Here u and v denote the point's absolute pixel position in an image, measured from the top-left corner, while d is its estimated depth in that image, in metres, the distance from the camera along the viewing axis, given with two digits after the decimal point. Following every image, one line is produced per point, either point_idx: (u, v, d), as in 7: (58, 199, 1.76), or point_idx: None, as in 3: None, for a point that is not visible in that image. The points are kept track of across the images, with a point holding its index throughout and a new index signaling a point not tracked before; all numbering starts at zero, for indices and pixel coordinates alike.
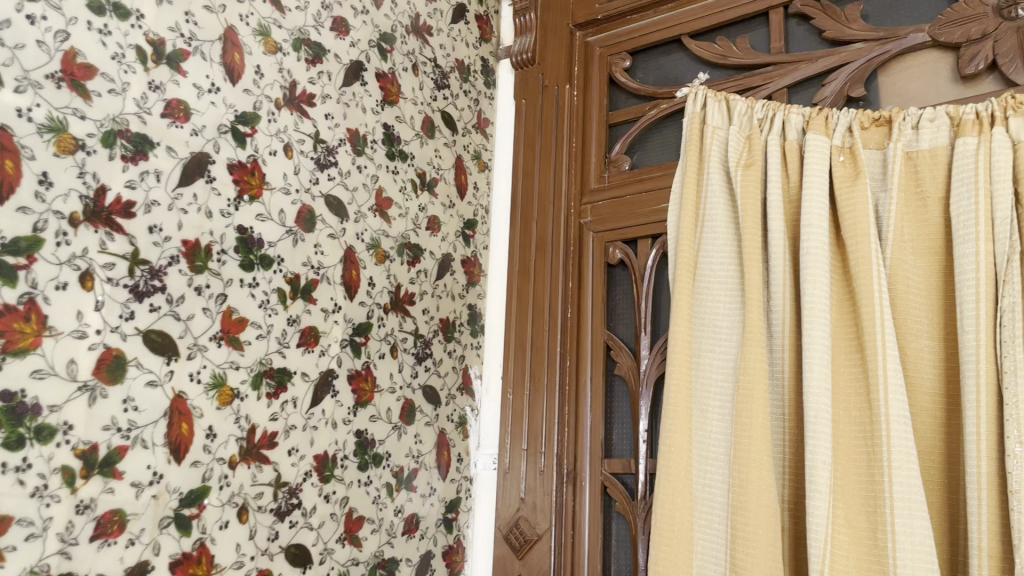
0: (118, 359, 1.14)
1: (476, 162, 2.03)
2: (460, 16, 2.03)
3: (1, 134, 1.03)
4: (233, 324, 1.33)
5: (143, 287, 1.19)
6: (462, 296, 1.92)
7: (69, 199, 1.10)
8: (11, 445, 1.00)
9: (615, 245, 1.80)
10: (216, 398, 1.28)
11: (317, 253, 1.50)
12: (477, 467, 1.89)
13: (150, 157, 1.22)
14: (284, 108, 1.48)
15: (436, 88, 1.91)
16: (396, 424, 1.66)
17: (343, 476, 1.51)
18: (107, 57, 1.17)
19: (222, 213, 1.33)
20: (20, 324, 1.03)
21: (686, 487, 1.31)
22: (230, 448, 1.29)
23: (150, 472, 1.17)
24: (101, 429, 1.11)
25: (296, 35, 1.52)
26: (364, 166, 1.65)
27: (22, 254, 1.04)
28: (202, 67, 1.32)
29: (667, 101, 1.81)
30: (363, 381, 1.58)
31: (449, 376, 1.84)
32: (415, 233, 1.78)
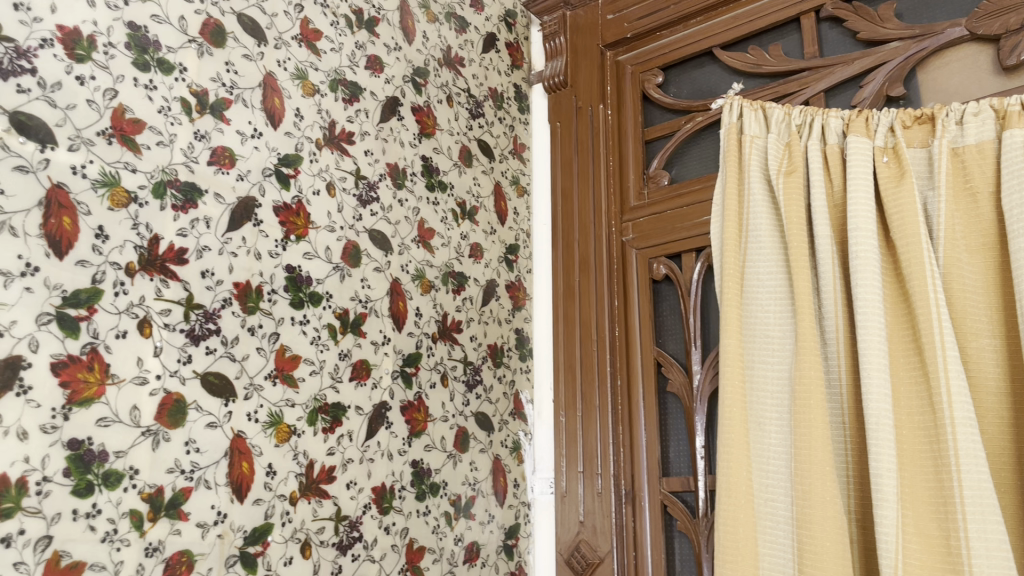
0: (178, 403, 1.17)
1: (515, 188, 2.04)
2: (490, 44, 2.05)
3: (58, 193, 1.08)
4: (287, 362, 1.35)
5: (198, 330, 1.22)
6: (509, 320, 1.92)
7: (125, 250, 1.14)
8: (81, 492, 1.04)
9: (659, 260, 1.78)
10: (274, 435, 1.30)
11: (363, 287, 1.52)
12: (534, 492, 1.88)
13: (199, 205, 1.26)
14: (325, 147, 1.51)
15: (472, 117, 1.93)
16: (450, 452, 1.66)
17: (401, 506, 1.51)
18: (154, 111, 1.22)
19: (271, 253, 1.36)
20: (84, 374, 1.06)
21: (748, 502, 1.29)
22: (290, 484, 1.31)
23: (215, 512, 1.19)
24: (165, 472, 1.14)
25: (332, 76, 1.55)
26: (405, 199, 1.67)
27: (82, 305, 1.08)
28: (244, 114, 1.36)
29: (703, 113, 1.80)
30: (415, 412, 1.59)
31: (500, 402, 1.84)
32: (459, 261, 1.80)
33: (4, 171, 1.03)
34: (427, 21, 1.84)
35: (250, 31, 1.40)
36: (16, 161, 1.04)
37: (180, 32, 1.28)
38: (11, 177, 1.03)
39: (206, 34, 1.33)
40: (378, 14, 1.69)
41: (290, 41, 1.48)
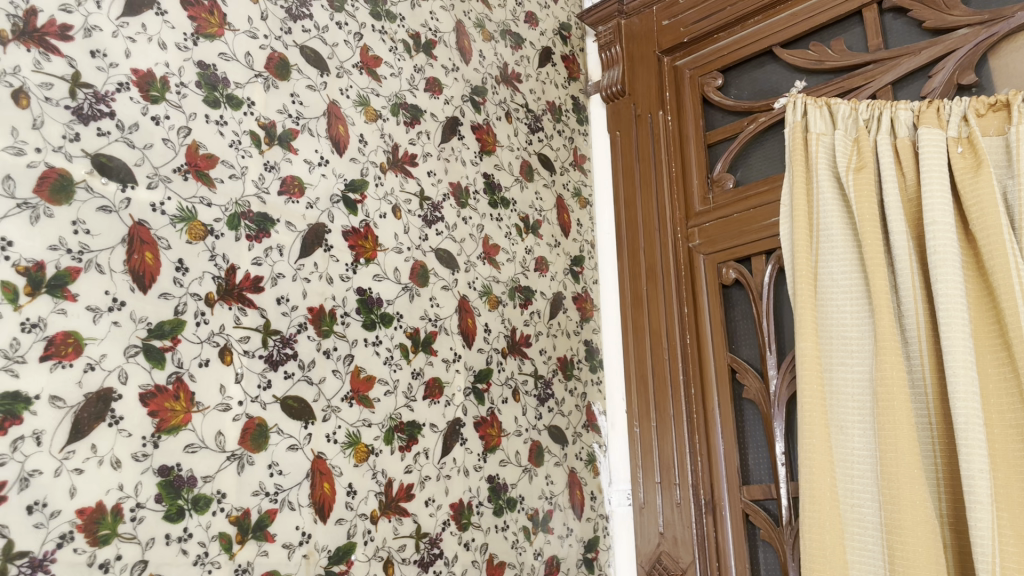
0: (260, 428, 1.20)
1: (577, 199, 2.04)
2: (546, 58, 2.06)
3: (140, 229, 1.13)
4: (362, 383, 1.37)
5: (276, 355, 1.25)
6: (577, 332, 1.92)
7: (204, 281, 1.18)
8: (172, 517, 1.07)
9: (728, 265, 1.76)
10: (353, 455, 1.32)
11: (432, 306, 1.54)
12: (612, 505, 1.86)
13: (272, 233, 1.29)
14: (389, 170, 1.53)
15: (531, 132, 1.94)
16: (526, 467, 1.67)
17: (480, 522, 1.52)
18: (225, 145, 1.26)
19: (342, 277, 1.39)
20: (171, 403, 1.11)
21: (834, 510, 1.26)
22: (370, 503, 1.33)
23: (299, 533, 1.22)
24: (251, 495, 1.17)
25: (393, 101, 1.58)
26: (469, 217, 1.69)
27: (166, 336, 1.12)
28: (311, 143, 1.40)
29: (765, 113, 1.78)
30: (489, 427, 1.60)
31: (573, 414, 1.84)
32: (525, 276, 1.80)
33: (90, 211, 1.08)
34: (483, 40, 1.86)
35: (313, 62, 1.44)
36: (100, 202, 1.09)
37: (247, 68, 1.33)
38: (96, 217, 1.08)
39: (271, 68, 1.37)
40: (435, 36, 1.72)
41: (351, 69, 1.51)
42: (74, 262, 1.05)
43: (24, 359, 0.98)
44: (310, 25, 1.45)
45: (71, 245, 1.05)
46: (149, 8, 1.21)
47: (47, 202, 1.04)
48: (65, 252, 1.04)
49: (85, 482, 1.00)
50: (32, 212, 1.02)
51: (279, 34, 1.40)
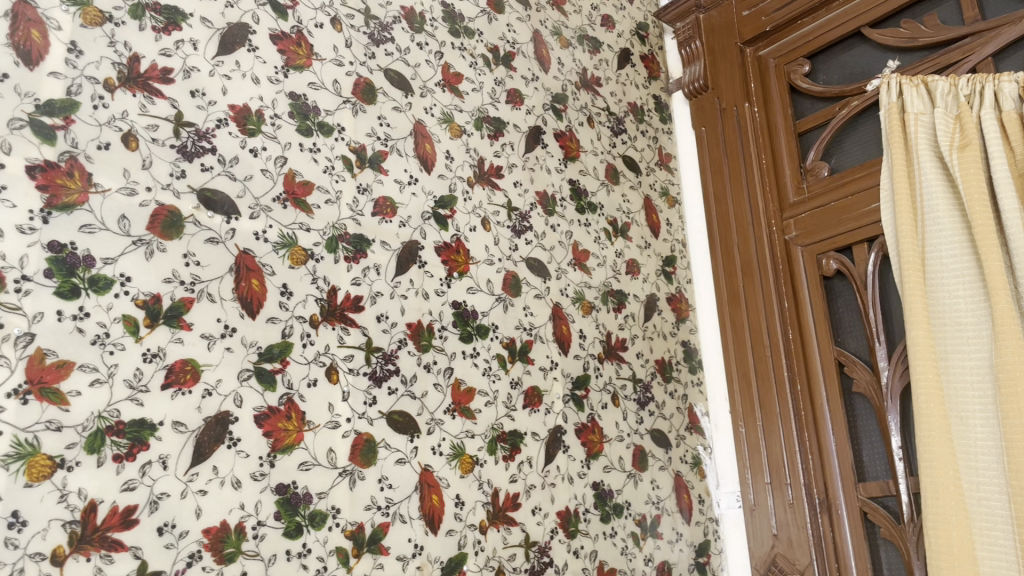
0: (368, 443, 1.23)
1: (665, 199, 2.01)
2: (625, 60, 2.05)
3: (245, 258, 1.18)
4: (463, 395, 1.39)
5: (380, 372, 1.28)
6: (674, 334, 1.88)
7: (308, 303, 1.23)
8: (292, 533, 1.11)
9: (828, 255, 1.71)
10: (458, 467, 1.34)
11: (527, 315, 1.55)
12: (721, 507, 1.81)
13: (368, 254, 1.33)
14: (476, 184, 1.55)
15: (614, 134, 1.93)
16: (631, 472, 1.65)
17: (587, 529, 1.52)
18: (320, 171, 1.30)
19: (437, 292, 1.41)
20: (284, 423, 1.15)
21: (958, 492, 1.28)
22: (478, 513, 1.35)
23: (412, 545, 1.24)
24: (364, 509, 1.20)
25: (476, 115, 1.60)
26: (557, 224, 1.69)
27: (276, 359, 1.17)
28: (400, 163, 1.43)
29: (858, 97, 1.72)
30: (591, 433, 1.59)
31: (675, 417, 1.80)
32: (617, 280, 1.79)
33: (198, 244, 1.13)
34: (561, 47, 1.86)
35: (397, 84, 1.47)
36: (207, 234, 1.15)
37: (336, 95, 1.37)
38: (204, 248, 1.14)
39: (358, 93, 1.41)
40: (513, 48, 1.74)
41: (434, 88, 1.54)
42: (187, 292, 1.10)
43: (147, 388, 1.03)
44: (392, 48, 1.49)
45: (183, 277, 1.10)
46: (241, 45, 1.26)
47: (159, 238, 1.09)
48: (179, 283, 1.10)
49: (209, 502, 1.05)
50: (146, 248, 1.08)
51: (363, 59, 1.44)
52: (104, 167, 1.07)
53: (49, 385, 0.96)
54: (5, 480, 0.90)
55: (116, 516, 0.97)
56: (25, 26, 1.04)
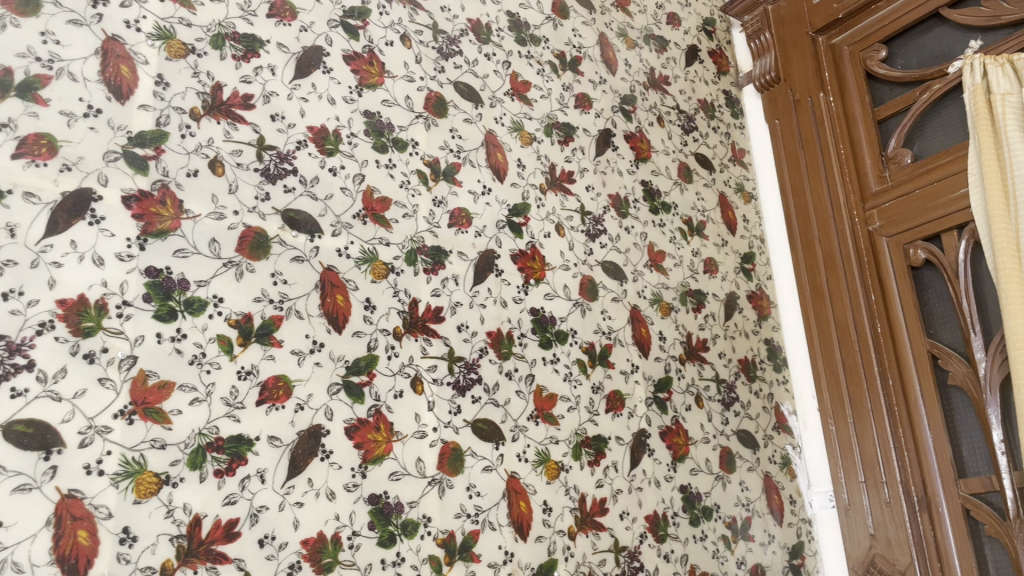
0: (455, 451, 1.25)
1: (740, 195, 1.97)
2: (693, 57, 2.03)
3: (330, 274, 1.21)
4: (545, 401, 1.39)
5: (463, 381, 1.30)
6: (756, 332, 1.85)
7: (391, 316, 1.25)
8: (386, 542, 1.14)
9: (916, 245, 1.65)
10: (544, 473, 1.35)
11: (605, 319, 1.55)
12: (813, 508, 1.77)
13: (446, 265, 1.35)
14: (549, 191, 1.56)
15: (685, 132, 1.90)
16: (718, 474, 1.62)
17: (677, 533, 1.50)
18: (396, 186, 1.33)
19: (515, 299, 1.42)
20: (373, 434, 1.17)
21: None
22: (566, 519, 1.35)
23: (503, 552, 1.25)
24: (454, 517, 1.22)
25: (546, 121, 1.61)
26: (631, 226, 1.68)
27: (363, 372, 1.19)
28: (474, 174, 1.45)
29: (940, 80, 1.66)
30: (676, 436, 1.57)
31: (761, 417, 1.76)
32: (695, 279, 1.76)
33: (285, 263, 1.17)
34: (627, 49, 1.85)
35: (467, 95, 1.49)
36: (293, 253, 1.18)
37: (408, 111, 1.39)
38: (291, 267, 1.17)
39: (430, 107, 1.43)
40: (579, 52, 1.74)
41: (504, 98, 1.55)
42: (276, 310, 1.14)
43: (243, 405, 1.07)
44: (460, 61, 1.51)
45: (272, 295, 1.14)
46: (316, 68, 1.30)
47: (248, 259, 1.13)
48: (268, 302, 1.13)
49: (306, 514, 1.08)
50: (236, 269, 1.12)
51: (433, 74, 1.46)
52: (194, 194, 1.11)
53: (152, 405, 1.00)
54: (115, 497, 0.95)
55: (220, 530, 1.01)
56: (115, 62, 1.10)
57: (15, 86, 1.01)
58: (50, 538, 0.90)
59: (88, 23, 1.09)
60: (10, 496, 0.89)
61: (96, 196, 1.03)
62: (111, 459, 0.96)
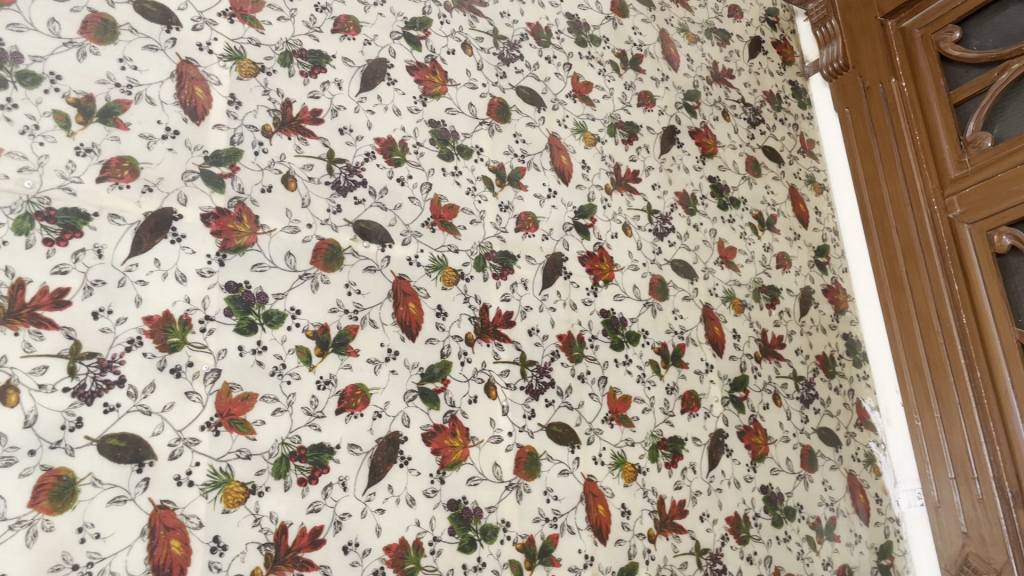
0: (531, 455, 1.25)
1: (811, 186, 1.93)
2: (756, 48, 1.99)
3: (401, 283, 1.22)
4: (619, 403, 1.38)
5: (536, 385, 1.30)
6: (834, 327, 1.80)
7: (462, 322, 1.26)
8: (466, 548, 1.14)
9: (1000, 231, 1.59)
10: (621, 475, 1.33)
11: (677, 318, 1.52)
12: (901, 506, 1.71)
13: (515, 269, 1.35)
14: (614, 191, 1.55)
15: (752, 126, 1.87)
16: (800, 473, 1.58)
17: (760, 535, 1.47)
18: (463, 193, 1.34)
19: (585, 301, 1.41)
20: (449, 440, 1.18)
21: None
22: (645, 522, 1.33)
23: (583, 555, 1.25)
24: (532, 521, 1.22)
25: (609, 121, 1.60)
26: (700, 223, 1.66)
27: (437, 378, 1.20)
28: (539, 177, 1.45)
29: (1018, 59, 1.60)
30: (754, 435, 1.54)
31: (842, 414, 1.72)
32: (768, 274, 1.73)
33: (358, 273, 1.18)
34: (689, 44, 1.83)
35: (529, 100, 1.49)
36: (365, 263, 1.20)
37: (472, 118, 1.40)
38: (364, 277, 1.19)
39: (493, 113, 1.44)
40: (640, 50, 1.72)
41: (566, 100, 1.55)
42: (351, 320, 1.16)
43: (323, 413, 1.09)
44: (522, 66, 1.51)
45: (347, 306, 1.16)
46: (381, 80, 1.32)
47: (322, 271, 1.15)
48: (343, 312, 1.15)
49: (388, 520, 1.09)
50: (312, 281, 1.14)
51: (495, 80, 1.46)
52: (269, 209, 1.14)
53: (237, 416, 1.03)
54: (205, 507, 0.98)
55: (305, 537, 1.03)
56: (189, 84, 1.13)
57: (97, 112, 1.05)
58: (145, 548, 0.93)
59: (163, 48, 1.13)
60: (107, 508, 0.92)
61: (177, 215, 1.06)
62: (200, 470, 0.99)
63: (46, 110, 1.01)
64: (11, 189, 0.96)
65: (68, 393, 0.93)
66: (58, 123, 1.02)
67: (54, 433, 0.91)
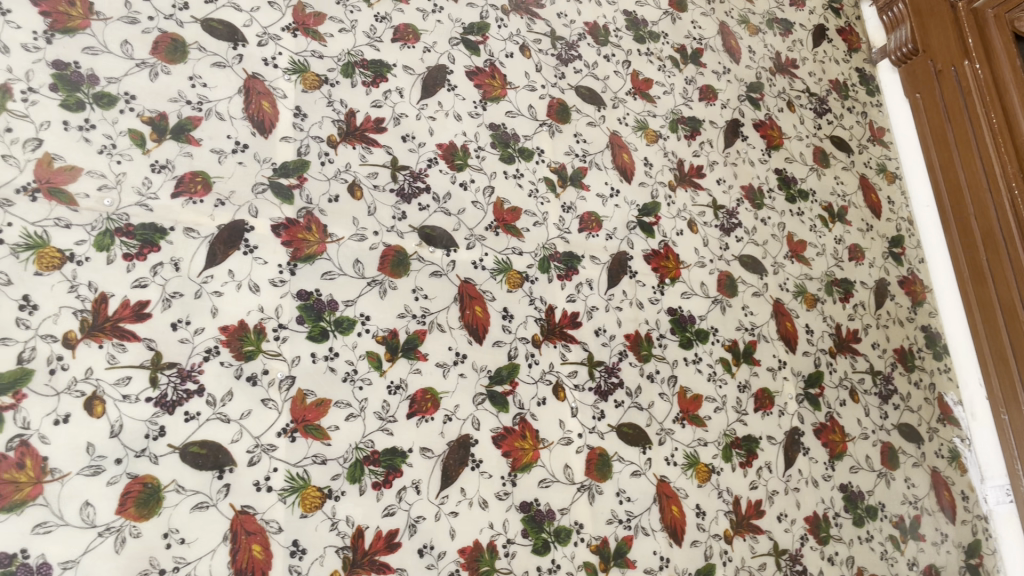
0: (602, 457, 1.24)
1: (883, 175, 1.87)
2: (820, 36, 1.94)
3: (468, 287, 1.23)
4: (690, 403, 1.36)
5: (605, 385, 1.29)
6: (912, 319, 1.74)
7: (529, 324, 1.26)
8: (540, 550, 1.14)
9: None
10: (695, 476, 1.31)
11: (747, 315, 1.50)
12: (989, 503, 1.64)
13: (580, 270, 1.34)
14: (678, 187, 1.53)
15: (818, 116, 1.82)
16: (880, 471, 1.54)
17: (840, 535, 1.43)
18: (525, 195, 1.34)
19: (651, 300, 1.40)
20: (520, 442, 1.18)
21: None
22: (722, 523, 1.31)
23: (658, 557, 1.24)
24: (606, 523, 1.21)
25: (671, 117, 1.58)
26: (768, 217, 1.62)
27: (506, 381, 1.20)
28: (601, 176, 1.44)
29: None
30: (831, 433, 1.50)
31: (923, 409, 1.66)
32: (840, 267, 1.68)
33: (424, 278, 1.19)
34: (750, 35, 1.80)
35: (589, 99, 1.49)
36: (431, 268, 1.21)
37: (532, 120, 1.40)
38: (430, 282, 1.20)
39: (553, 114, 1.43)
40: (700, 44, 1.70)
41: (626, 98, 1.54)
42: (419, 325, 1.16)
43: (395, 418, 1.10)
44: (581, 65, 1.50)
45: (415, 311, 1.17)
46: (441, 86, 1.33)
47: (390, 277, 1.17)
48: (411, 317, 1.16)
49: (461, 523, 1.10)
50: (380, 287, 1.15)
51: (554, 81, 1.46)
52: (336, 218, 1.16)
53: (312, 422, 1.05)
54: (284, 511, 1.00)
55: (381, 541, 1.04)
56: (257, 99, 1.16)
57: (170, 129, 1.08)
58: (228, 553, 0.95)
59: (230, 64, 1.16)
60: (190, 513, 0.94)
61: (249, 227, 1.09)
62: (278, 476, 1.01)
63: (122, 129, 1.05)
64: (92, 207, 1.00)
65: (151, 402, 0.96)
66: (134, 142, 1.05)
67: (139, 441, 0.94)
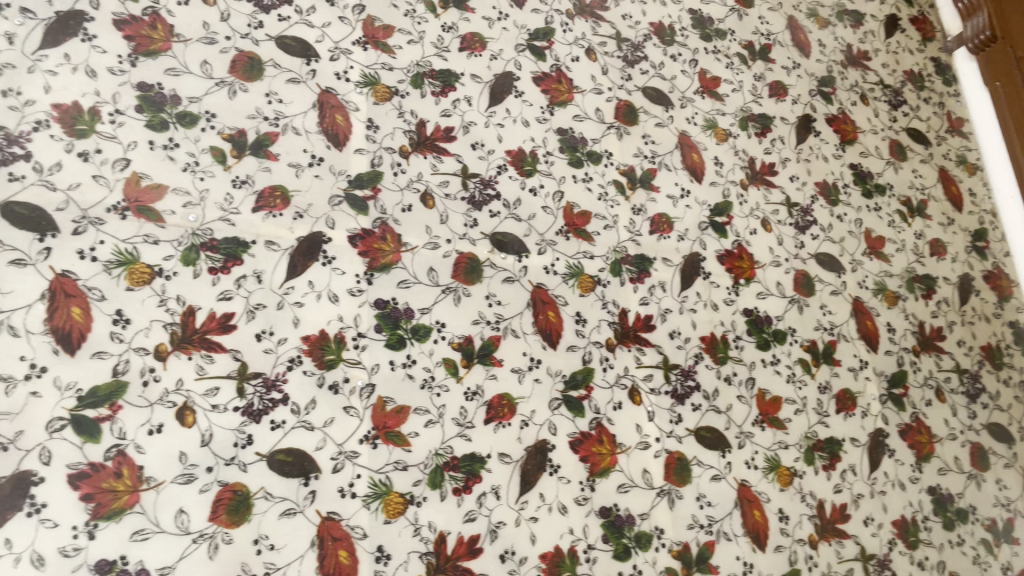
0: (681, 461, 1.23)
1: (963, 167, 1.80)
2: (893, 26, 1.89)
3: (540, 292, 1.23)
4: (769, 405, 1.34)
5: (681, 389, 1.27)
6: (998, 315, 1.68)
7: (602, 328, 1.25)
8: (621, 555, 1.14)
9: None
10: (777, 480, 1.29)
11: (825, 314, 1.46)
12: None
13: (652, 272, 1.33)
14: (750, 186, 1.50)
15: (893, 108, 1.77)
16: (970, 473, 1.48)
17: (930, 539, 1.39)
18: (595, 199, 1.34)
19: (726, 301, 1.38)
20: (597, 447, 1.18)
21: None
22: (806, 527, 1.28)
23: (741, 563, 1.22)
24: (687, 528, 1.19)
25: (740, 115, 1.56)
26: (844, 214, 1.58)
27: (581, 386, 1.20)
28: (671, 177, 1.42)
29: None
30: (917, 434, 1.46)
31: (1014, 408, 1.60)
32: (921, 263, 1.63)
33: (498, 284, 1.20)
34: (820, 28, 1.76)
35: (657, 100, 1.47)
36: (504, 274, 1.21)
37: (600, 123, 1.40)
38: (503, 288, 1.20)
39: (621, 116, 1.43)
40: (769, 40, 1.67)
41: (694, 97, 1.52)
42: (494, 331, 1.17)
43: (473, 424, 1.11)
44: (647, 66, 1.49)
45: (489, 317, 1.18)
46: (509, 93, 1.33)
47: (464, 284, 1.18)
48: (486, 323, 1.17)
49: (542, 528, 1.10)
50: (454, 294, 1.16)
51: (621, 83, 1.45)
52: (410, 227, 1.17)
53: (393, 429, 1.06)
54: (368, 517, 1.01)
55: (464, 546, 1.05)
56: (331, 112, 1.18)
57: (249, 145, 1.11)
58: (316, 558, 0.97)
59: (305, 80, 1.18)
60: (279, 520, 0.97)
61: (326, 238, 1.11)
62: (361, 482, 1.02)
63: (204, 147, 1.08)
64: (178, 223, 1.03)
65: (238, 412, 0.99)
66: (215, 158, 1.08)
67: (228, 450, 0.97)
